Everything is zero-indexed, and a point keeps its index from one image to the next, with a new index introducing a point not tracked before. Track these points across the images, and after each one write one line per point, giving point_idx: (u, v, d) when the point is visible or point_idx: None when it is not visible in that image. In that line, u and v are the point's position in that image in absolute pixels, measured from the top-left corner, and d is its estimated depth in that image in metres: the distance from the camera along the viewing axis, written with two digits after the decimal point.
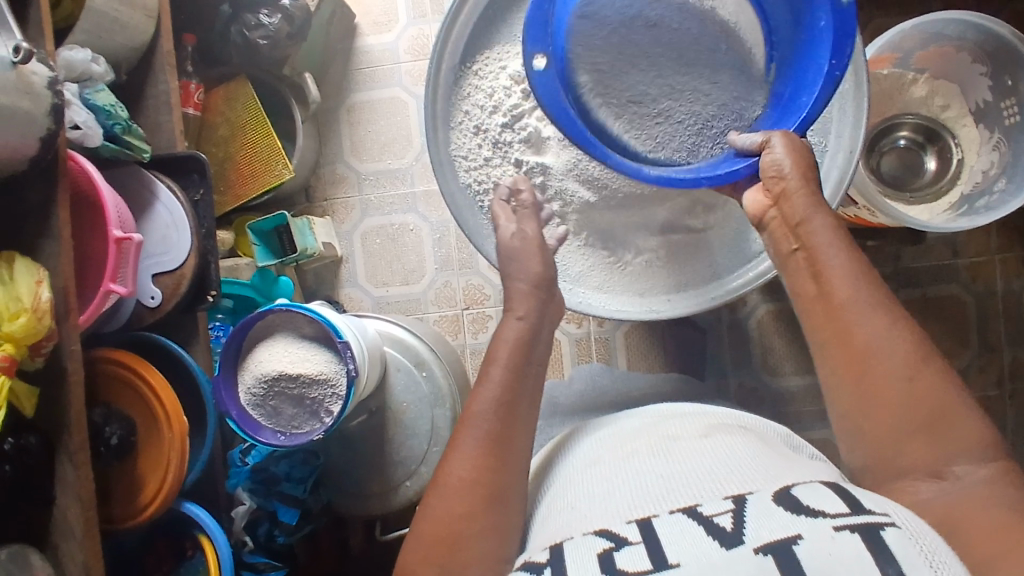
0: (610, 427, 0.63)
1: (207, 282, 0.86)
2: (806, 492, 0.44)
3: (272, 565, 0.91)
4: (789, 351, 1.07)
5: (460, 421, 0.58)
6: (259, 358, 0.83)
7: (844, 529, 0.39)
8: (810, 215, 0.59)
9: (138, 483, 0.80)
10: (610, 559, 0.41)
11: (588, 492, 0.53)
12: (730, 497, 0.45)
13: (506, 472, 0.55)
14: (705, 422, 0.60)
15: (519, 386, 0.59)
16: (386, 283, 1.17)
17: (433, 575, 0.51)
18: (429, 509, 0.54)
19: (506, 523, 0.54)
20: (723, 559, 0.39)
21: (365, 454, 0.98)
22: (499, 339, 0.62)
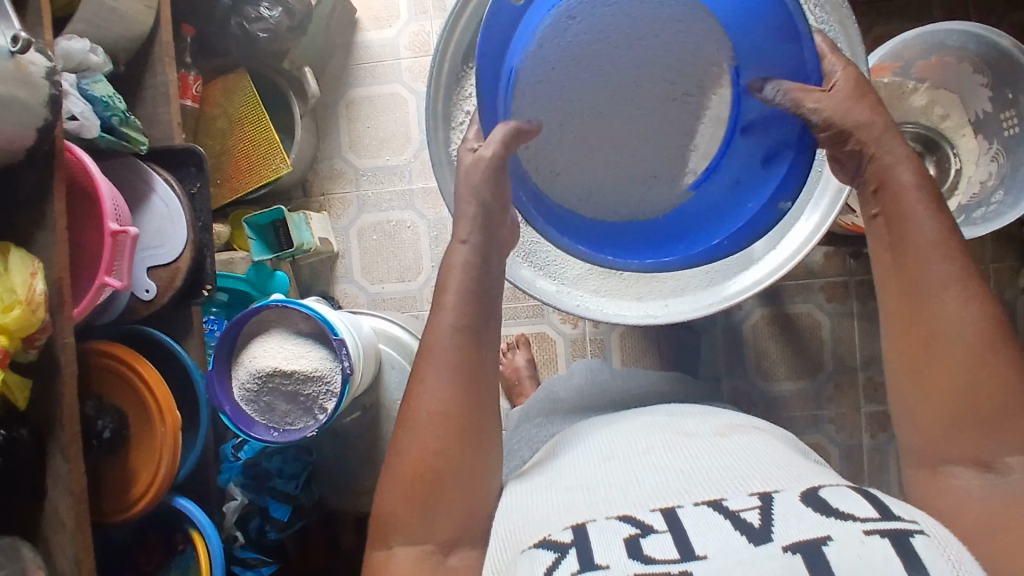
0: (607, 422, 0.61)
1: (202, 277, 0.86)
2: (835, 494, 0.41)
3: (263, 561, 0.91)
4: (783, 356, 1.07)
5: (420, 352, 0.55)
6: (253, 354, 0.83)
7: (874, 533, 0.37)
8: (895, 175, 0.55)
9: (130, 476, 0.79)
10: (636, 546, 0.38)
11: (594, 474, 0.50)
12: (756, 495, 0.41)
13: (483, 411, 0.54)
14: (720, 422, 0.56)
15: (475, 311, 0.56)
16: (382, 279, 1.17)
17: (416, 514, 0.51)
18: (402, 448, 0.53)
19: (484, 462, 0.53)
20: (750, 555, 0.36)
21: (358, 451, 0.98)
22: (446, 267, 0.58)
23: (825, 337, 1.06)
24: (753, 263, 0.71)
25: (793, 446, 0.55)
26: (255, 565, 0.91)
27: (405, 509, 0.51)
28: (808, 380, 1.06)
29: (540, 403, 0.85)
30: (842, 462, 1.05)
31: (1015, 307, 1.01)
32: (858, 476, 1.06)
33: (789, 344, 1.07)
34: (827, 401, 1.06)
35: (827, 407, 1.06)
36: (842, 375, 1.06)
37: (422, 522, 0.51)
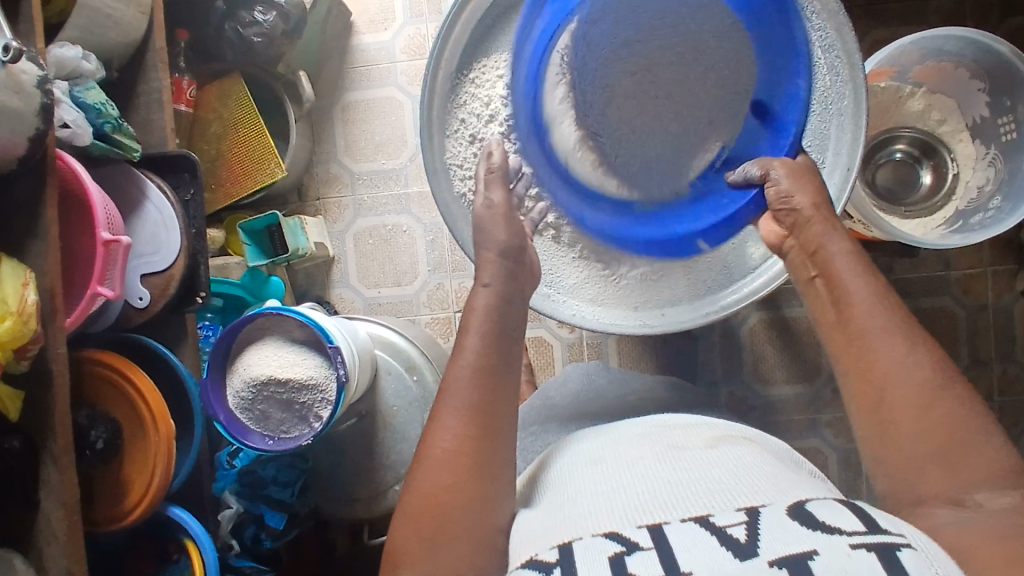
0: (602, 432, 0.60)
1: (196, 284, 0.85)
2: (821, 508, 0.41)
3: (258, 569, 0.91)
4: (780, 360, 1.07)
5: (438, 392, 0.56)
6: (247, 362, 0.83)
7: (860, 546, 0.36)
8: (825, 241, 0.61)
9: (123, 486, 0.79)
10: (620, 565, 0.38)
11: (580, 492, 0.50)
12: (742, 509, 0.41)
13: (494, 444, 0.53)
14: (709, 433, 0.56)
15: (495, 351, 0.57)
16: (378, 284, 1.16)
17: (424, 548, 0.49)
18: (414, 483, 0.52)
19: (494, 495, 0.52)
20: (736, 568, 0.36)
21: (353, 458, 0.97)
22: (468, 309, 0.61)
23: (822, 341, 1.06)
24: (750, 271, 0.71)
25: (790, 460, 0.55)
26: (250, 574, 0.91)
27: (414, 544, 0.50)
28: (806, 385, 1.06)
29: (535, 410, 0.84)
30: (839, 467, 1.05)
31: (1013, 311, 1.01)
32: (856, 481, 1.05)
33: (786, 348, 1.07)
34: (824, 405, 1.06)
35: (824, 411, 1.06)
36: None
37: (430, 558, 0.49)
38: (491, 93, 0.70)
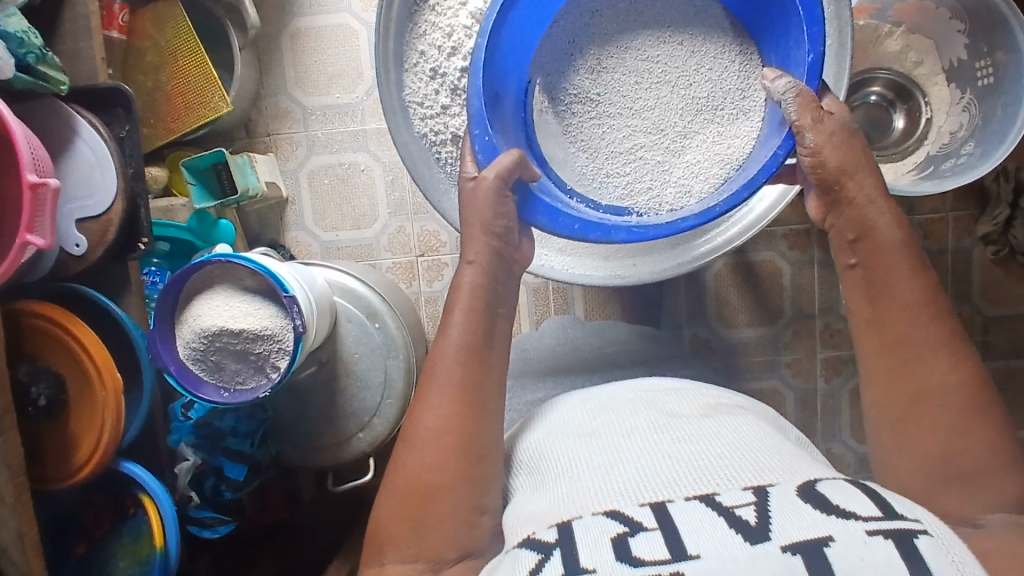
0: (587, 400, 0.61)
1: (137, 230, 0.79)
2: (833, 490, 0.43)
3: (221, 520, 0.89)
4: (743, 303, 1.07)
5: (421, 375, 0.56)
6: (197, 312, 0.78)
7: (877, 533, 0.38)
8: (870, 230, 0.57)
9: (72, 441, 0.75)
10: (623, 545, 0.39)
11: (571, 465, 0.50)
12: (749, 488, 0.43)
13: (479, 421, 0.53)
14: (701, 402, 0.58)
15: (486, 333, 0.57)
16: (336, 227, 1.11)
17: (409, 530, 0.50)
18: (400, 463, 0.53)
19: (481, 475, 0.52)
20: (746, 555, 0.37)
21: (316, 407, 0.96)
22: (454, 286, 0.59)
23: (785, 285, 1.06)
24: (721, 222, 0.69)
25: (777, 427, 0.56)
26: (212, 525, 0.89)
27: (399, 524, 0.50)
28: (768, 327, 1.07)
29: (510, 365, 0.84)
30: (796, 406, 1.08)
31: (970, 255, 1.02)
32: (811, 418, 1.09)
33: (750, 291, 1.07)
34: (784, 346, 1.07)
35: (784, 352, 1.08)
36: (801, 321, 1.07)
37: (415, 539, 0.50)
38: (452, 22, 0.64)
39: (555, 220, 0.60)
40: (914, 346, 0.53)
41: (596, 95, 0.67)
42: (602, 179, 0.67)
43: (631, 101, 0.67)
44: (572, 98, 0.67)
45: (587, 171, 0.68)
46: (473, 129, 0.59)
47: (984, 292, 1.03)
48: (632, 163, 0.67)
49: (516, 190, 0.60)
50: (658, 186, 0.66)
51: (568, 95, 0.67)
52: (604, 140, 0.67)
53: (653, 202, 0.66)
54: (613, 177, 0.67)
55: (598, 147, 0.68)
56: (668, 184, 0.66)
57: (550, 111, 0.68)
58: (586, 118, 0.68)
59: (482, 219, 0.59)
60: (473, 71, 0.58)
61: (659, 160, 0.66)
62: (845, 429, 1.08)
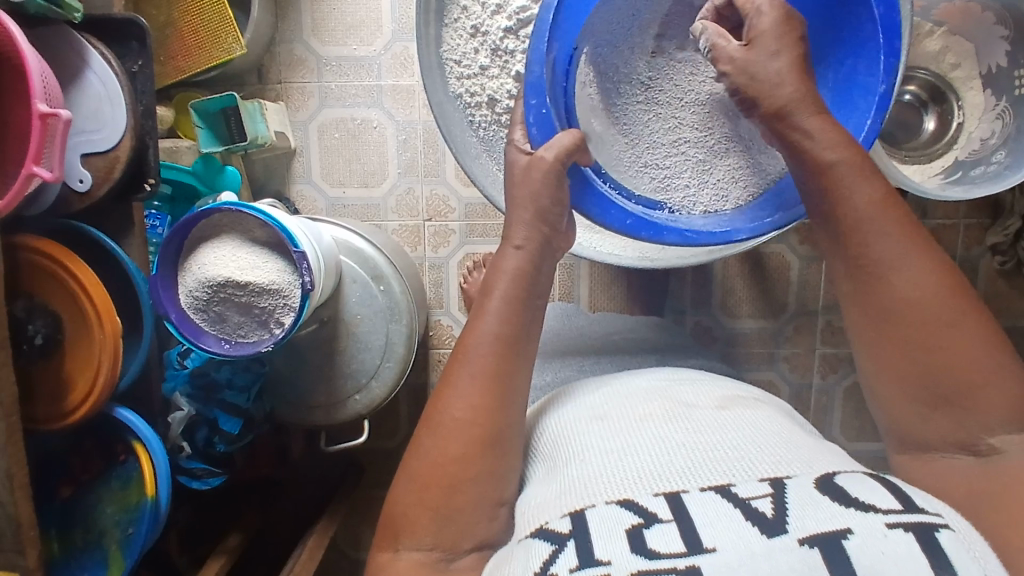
0: (603, 386, 0.61)
1: (144, 169, 0.76)
2: (852, 483, 0.42)
3: (210, 472, 0.87)
4: (748, 294, 1.07)
5: (452, 356, 0.54)
6: (202, 261, 0.76)
7: (897, 526, 0.38)
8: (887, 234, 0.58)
9: (65, 383, 0.73)
10: (638, 538, 0.39)
11: (587, 449, 0.51)
12: (766, 480, 0.42)
13: (507, 414, 0.52)
14: (720, 393, 0.57)
15: (520, 318, 0.55)
16: (343, 183, 1.09)
17: (428, 519, 0.49)
18: (422, 448, 0.51)
19: (502, 469, 0.51)
20: (764, 547, 0.37)
21: (314, 366, 0.95)
22: (496, 270, 0.58)
23: (791, 278, 1.06)
24: None
25: (796, 422, 0.56)
26: (201, 476, 0.87)
27: (418, 512, 0.50)
28: (770, 320, 1.07)
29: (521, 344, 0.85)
30: (790, 400, 1.09)
31: (977, 264, 1.03)
32: (802, 413, 1.10)
33: (756, 283, 1.07)
34: (784, 340, 1.08)
35: (783, 346, 1.08)
36: (802, 317, 1.07)
37: (433, 529, 0.49)
38: None
39: (606, 212, 0.65)
40: (928, 333, 0.47)
41: (647, 80, 0.68)
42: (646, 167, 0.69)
43: (682, 93, 0.68)
44: (621, 79, 0.68)
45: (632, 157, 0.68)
46: (529, 98, 0.61)
47: (986, 302, 1.04)
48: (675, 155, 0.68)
49: (570, 175, 0.64)
50: (695, 186, 0.68)
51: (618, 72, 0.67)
52: (649, 127, 0.68)
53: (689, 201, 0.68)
54: (657, 168, 0.68)
55: (641, 134, 0.68)
56: (707, 186, 0.68)
57: (595, 89, 0.67)
58: (632, 102, 0.68)
59: (537, 205, 0.58)
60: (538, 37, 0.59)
61: (703, 159, 0.68)
62: (835, 426, 1.09)
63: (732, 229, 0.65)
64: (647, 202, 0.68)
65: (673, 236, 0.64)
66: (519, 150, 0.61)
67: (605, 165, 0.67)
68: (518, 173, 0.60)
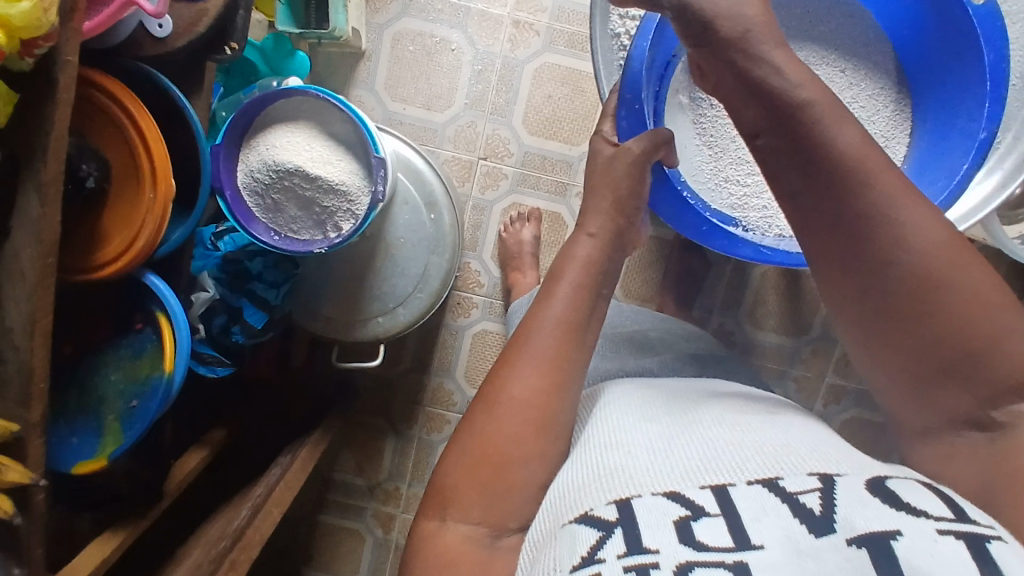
0: (647, 392, 0.60)
1: (227, 33, 0.71)
2: (902, 488, 0.40)
3: (221, 362, 0.82)
4: (777, 308, 1.08)
5: (513, 337, 0.54)
6: (272, 142, 0.72)
7: (946, 533, 0.36)
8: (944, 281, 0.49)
9: (100, 235, 0.69)
10: (687, 530, 0.38)
11: (633, 440, 0.50)
12: (816, 475, 0.41)
13: (566, 395, 0.51)
14: (767, 403, 0.56)
15: (586, 304, 0.54)
16: (406, 100, 1.03)
17: (475, 490, 0.48)
18: (478, 422, 0.50)
19: (550, 453, 0.50)
20: (810, 546, 0.36)
21: (342, 282, 0.92)
22: (568, 255, 0.57)
23: (822, 303, 1.07)
24: None
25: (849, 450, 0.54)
26: (209, 362, 0.82)
27: (466, 485, 0.48)
28: (792, 338, 1.08)
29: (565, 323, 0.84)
30: None
31: None
32: None
33: (788, 300, 1.08)
34: (799, 361, 1.09)
35: (798, 366, 1.09)
36: (822, 342, 1.09)
37: (483, 503, 0.47)
38: None
39: (684, 216, 0.67)
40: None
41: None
42: (727, 180, 0.72)
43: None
44: (713, 92, 0.73)
45: (716, 169, 0.73)
46: (624, 91, 0.64)
47: None
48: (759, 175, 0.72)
49: (652, 174, 0.65)
50: (774, 206, 0.71)
51: (710, 84, 0.72)
52: (733, 142, 0.73)
53: (762, 223, 0.70)
54: (740, 184, 0.72)
55: (726, 148, 0.73)
56: (782, 209, 0.70)
57: (687, 98, 0.73)
58: (722, 114, 0.73)
59: (616, 194, 0.60)
60: (643, 31, 0.64)
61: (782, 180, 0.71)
62: None
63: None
64: (724, 217, 0.70)
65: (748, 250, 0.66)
66: (607, 141, 0.62)
67: (686, 173, 0.72)
68: (599, 164, 0.61)
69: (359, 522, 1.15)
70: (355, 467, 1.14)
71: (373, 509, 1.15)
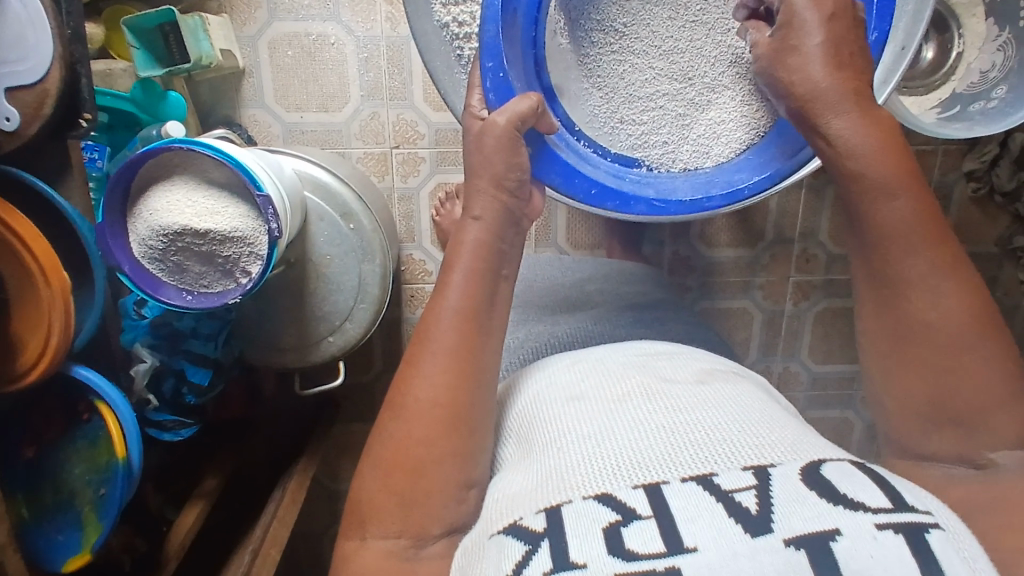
0: (578, 361, 0.57)
1: (79, 102, 0.67)
2: (840, 473, 0.40)
3: (183, 423, 0.83)
4: (727, 223, 1.06)
5: (414, 338, 0.51)
6: (153, 207, 0.69)
7: (886, 527, 0.36)
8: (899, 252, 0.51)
9: (13, 343, 0.67)
10: (616, 537, 0.37)
11: (561, 431, 0.47)
12: (750, 469, 0.40)
13: (477, 395, 0.49)
14: (697, 366, 0.53)
15: (481, 295, 0.52)
16: (301, 108, 1.00)
17: (393, 505, 0.47)
18: (386, 432, 0.48)
19: (469, 449, 0.48)
20: (747, 547, 0.35)
21: (282, 309, 0.91)
22: (456, 243, 0.54)
23: (771, 207, 1.05)
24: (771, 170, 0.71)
25: (773, 398, 0.53)
26: (173, 427, 0.83)
27: (383, 499, 0.47)
28: (748, 249, 1.06)
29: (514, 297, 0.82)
30: (762, 327, 1.10)
31: (951, 190, 1.03)
32: (774, 338, 1.12)
33: (736, 213, 1.05)
34: (760, 269, 1.08)
35: (760, 274, 1.08)
36: (779, 245, 1.07)
37: (400, 514, 0.47)
38: None
39: (570, 181, 0.65)
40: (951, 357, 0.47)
41: (621, 27, 0.64)
42: (625, 125, 0.67)
43: (659, 39, 0.64)
44: (593, 28, 0.64)
45: (610, 115, 0.67)
46: (485, 62, 0.60)
47: (957, 228, 1.05)
48: (655, 114, 0.66)
49: (530, 142, 0.62)
50: (675, 142, 0.67)
51: (588, 21, 0.64)
52: (624, 81, 0.66)
53: (667, 159, 0.67)
54: (637, 126, 0.67)
55: (617, 87, 0.66)
56: (684, 145, 0.67)
57: (566, 38, 0.65)
58: (607, 52, 0.65)
59: (493, 171, 0.56)
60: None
61: (680, 116, 0.66)
62: (804, 350, 1.12)
63: (703, 195, 0.65)
64: (623, 160, 0.68)
65: (642, 208, 0.65)
66: (475, 116, 0.60)
67: (579, 122, 0.67)
68: (472, 139, 0.57)
69: None
70: None
71: None
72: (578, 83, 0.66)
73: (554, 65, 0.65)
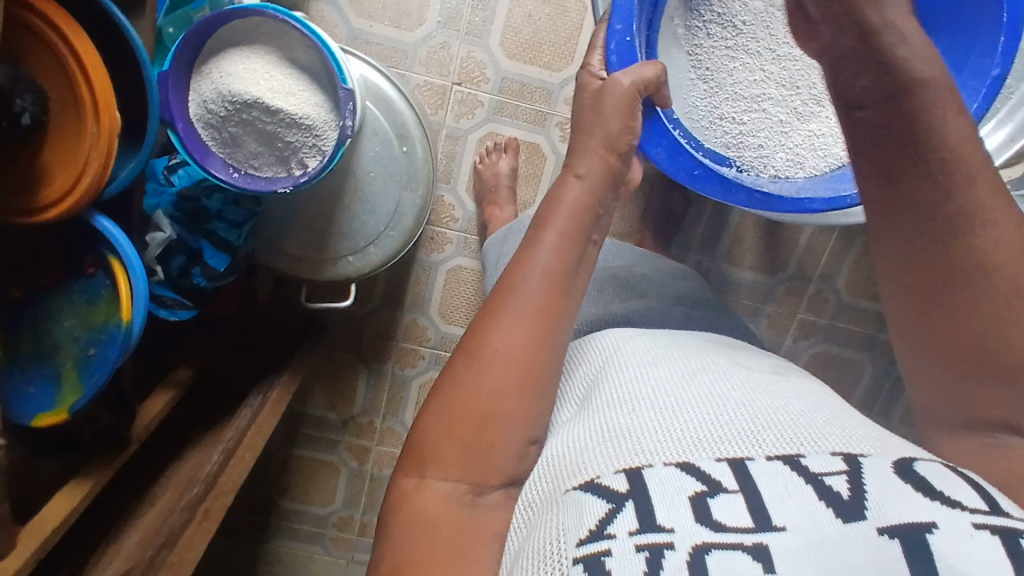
0: (646, 340, 0.57)
1: None
2: (932, 473, 0.39)
3: (183, 305, 0.79)
4: (755, 246, 1.07)
5: (496, 287, 0.49)
6: (225, 70, 0.65)
7: (983, 527, 0.34)
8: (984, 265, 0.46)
9: (38, 171, 0.61)
10: (703, 508, 0.36)
11: (634, 401, 0.47)
12: (840, 455, 0.39)
13: (552, 355, 0.48)
14: (768, 362, 0.53)
15: (576, 254, 0.50)
16: (373, 16, 0.95)
17: (455, 451, 0.45)
18: (458, 376, 0.46)
19: (538, 409, 0.47)
20: (838, 531, 0.35)
21: (313, 218, 0.87)
22: (553, 199, 0.51)
23: (800, 242, 1.07)
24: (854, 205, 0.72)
25: None
26: (170, 305, 0.78)
27: (447, 442, 0.45)
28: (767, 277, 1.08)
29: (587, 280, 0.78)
30: None
31: None
32: None
33: (766, 241, 1.07)
34: (772, 299, 1.10)
35: (770, 304, 1.10)
36: (797, 281, 1.08)
37: (463, 458, 0.45)
38: None
39: (675, 158, 0.64)
40: None
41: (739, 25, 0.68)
42: (722, 122, 0.69)
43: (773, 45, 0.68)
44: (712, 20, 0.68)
45: (711, 108, 0.69)
46: (613, 24, 0.60)
47: None
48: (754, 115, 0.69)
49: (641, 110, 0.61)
50: (770, 146, 0.69)
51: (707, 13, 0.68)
52: (731, 77, 0.69)
53: (758, 162, 0.68)
54: (734, 123, 0.69)
55: (723, 83, 0.69)
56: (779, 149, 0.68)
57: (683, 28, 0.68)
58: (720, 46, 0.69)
59: (605, 132, 0.53)
60: None
61: (779, 121, 0.69)
62: None
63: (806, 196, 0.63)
64: (716, 154, 0.67)
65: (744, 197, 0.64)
66: (594, 76, 0.58)
67: (680, 110, 0.69)
68: (589, 100, 0.55)
69: (333, 454, 1.17)
70: (328, 402, 1.14)
71: (345, 441, 1.16)
72: (686, 71, 0.69)
73: (670, 46, 0.68)
